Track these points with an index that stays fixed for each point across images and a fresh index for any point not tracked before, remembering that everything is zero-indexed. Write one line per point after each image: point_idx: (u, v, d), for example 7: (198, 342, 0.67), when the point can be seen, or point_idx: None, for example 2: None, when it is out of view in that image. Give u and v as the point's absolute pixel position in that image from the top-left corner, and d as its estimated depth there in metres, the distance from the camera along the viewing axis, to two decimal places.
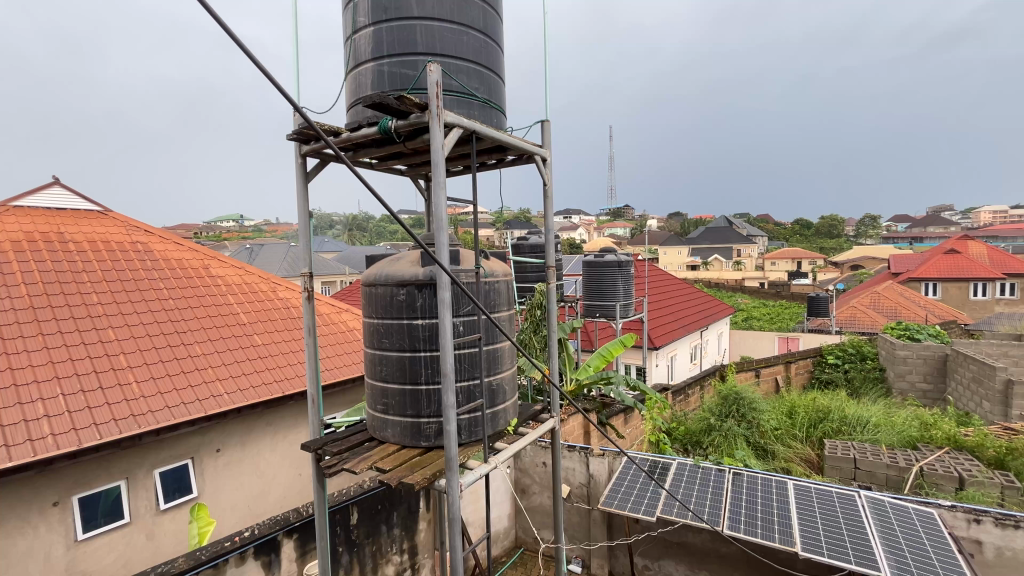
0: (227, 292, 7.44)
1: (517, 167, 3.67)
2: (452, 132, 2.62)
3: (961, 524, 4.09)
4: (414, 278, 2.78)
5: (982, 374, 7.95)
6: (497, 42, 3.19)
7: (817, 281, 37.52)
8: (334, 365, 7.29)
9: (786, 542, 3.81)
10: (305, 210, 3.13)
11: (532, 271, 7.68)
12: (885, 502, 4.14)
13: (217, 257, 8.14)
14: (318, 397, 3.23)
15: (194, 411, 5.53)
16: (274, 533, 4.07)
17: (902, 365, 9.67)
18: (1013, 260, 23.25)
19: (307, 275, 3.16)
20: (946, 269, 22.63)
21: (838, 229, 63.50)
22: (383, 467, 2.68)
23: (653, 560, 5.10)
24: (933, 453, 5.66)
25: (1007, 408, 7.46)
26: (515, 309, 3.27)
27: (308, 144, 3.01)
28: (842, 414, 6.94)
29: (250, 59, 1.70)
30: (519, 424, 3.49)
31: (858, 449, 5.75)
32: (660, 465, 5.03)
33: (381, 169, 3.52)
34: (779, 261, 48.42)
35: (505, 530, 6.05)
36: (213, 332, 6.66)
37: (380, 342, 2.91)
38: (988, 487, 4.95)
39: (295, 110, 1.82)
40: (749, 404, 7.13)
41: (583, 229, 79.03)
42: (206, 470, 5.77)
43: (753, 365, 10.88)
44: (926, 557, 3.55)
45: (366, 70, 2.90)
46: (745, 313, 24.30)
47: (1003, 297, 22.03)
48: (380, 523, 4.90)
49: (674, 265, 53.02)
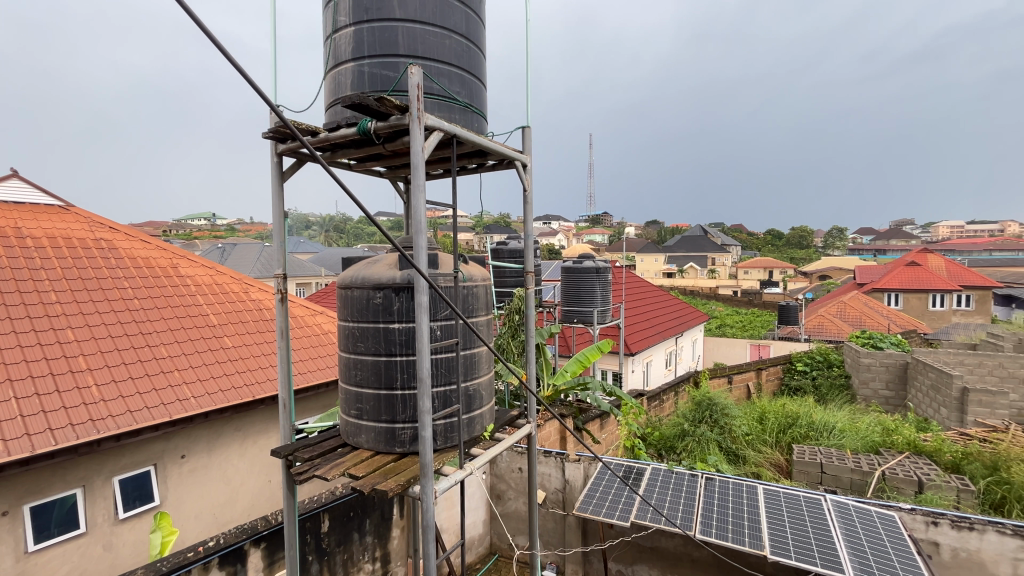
0: (196, 292, 7.21)
1: (497, 171, 3.67)
2: (433, 135, 2.59)
3: (920, 526, 4.24)
4: (391, 281, 2.75)
5: (940, 381, 8.27)
6: (479, 47, 3.20)
7: (787, 290, 38.70)
8: (307, 368, 7.13)
9: (755, 545, 3.87)
10: (280, 210, 3.06)
11: (511, 276, 7.74)
12: (849, 506, 4.28)
13: (187, 255, 7.86)
14: (290, 402, 3.14)
15: (158, 415, 5.32)
16: (241, 542, 3.93)
17: (866, 372, 10.00)
18: (969, 272, 24.37)
19: (280, 276, 3.08)
20: (907, 280, 23.69)
21: (808, 240, 65.76)
22: (356, 474, 2.62)
23: (627, 565, 5.13)
24: (894, 458, 5.83)
25: (963, 415, 7.82)
26: (493, 314, 3.25)
27: (284, 142, 2.95)
28: (810, 420, 7.17)
29: (226, 56, 1.66)
30: (498, 428, 3.48)
31: (824, 453, 5.92)
32: (635, 470, 5.08)
33: (360, 170, 3.48)
34: (751, 270, 49.66)
35: (480, 537, 6.01)
36: (179, 334, 6.43)
37: (355, 346, 2.86)
38: (946, 491, 5.16)
39: (271, 110, 1.76)
40: (722, 410, 7.28)
41: (562, 236, 79.60)
42: (169, 477, 5.56)
43: (725, 372, 11.13)
44: (889, 559, 3.64)
45: (346, 70, 2.87)
46: (718, 320, 24.88)
47: (957, 308, 23.25)
48: (352, 531, 4.80)
49: (650, 273, 53.84)
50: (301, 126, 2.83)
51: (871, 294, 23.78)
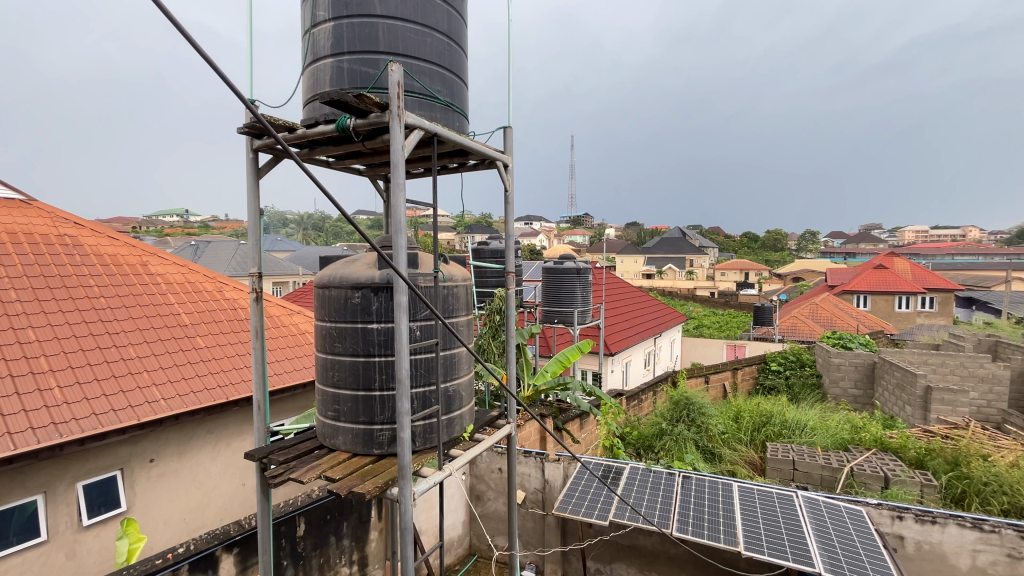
0: (167, 291, 7.00)
1: (478, 171, 3.66)
2: (414, 133, 2.57)
3: (886, 520, 4.39)
4: (370, 280, 2.71)
5: (905, 380, 8.57)
6: (461, 46, 3.18)
7: (762, 292, 39.65)
8: (283, 369, 6.99)
9: (730, 541, 3.94)
10: (256, 207, 2.99)
11: (492, 276, 7.76)
12: (820, 502, 4.39)
13: (158, 253, 7.62)
14: (265, 404, 3.07)
15: (125, 418, 5.14)
16: (212, 548, 3.83)
17: (836, 372, 10.29)
18: (932, 275, 25.32)
19: (255, 275, 3.00)
20: (875, 282, 24.54)
21: (782, 243, 67.57)
22: (333, 476, 2.58)
23: (605, 563, 5.17)
24: (862, 455, 6.02)
25: (927, 412, 8.12)
26: (473, 314, 3.24)
27: (260, 138, 2.88)
28: (783, 418, 7.35)
29: (197, 49, 1.61)
30: (477, 429, 3.46)
31: (796, 451, 6.08)
32: (614, 469, 5.13)
33: (338, 168, 3.42)
34: (727, 271, 50.65)
35: (459, 538, 5.99)
36: (149, 334, 6.23)
37: (333, 347, 2.81)
38: (910, 486, 5.34)
39: (244, 106, 1.73)
40: (699, 409, 7.39)
41: (544, 236, 79.93)
42: (137, 482, 5.38)
43: (702, 371, 11.33)
44: (859, 560, 3.69)
45: (325, 66, 2.83)
46: (695, 320, 25.37)
47: (922, 309, 24.16)
48: (328, 534, 4.73)
49: (630, 274, 54.56)
50: (278, 122, 2.77)
51: (841, 296, 24.56)
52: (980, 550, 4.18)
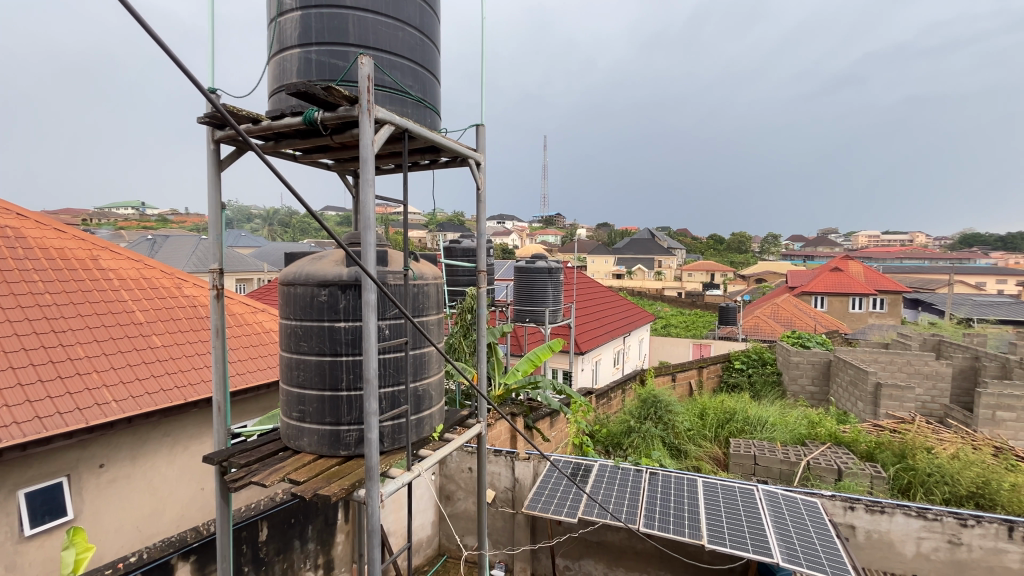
0: (120, 288, 6.65)
1: (450, 168, 3.62)
2: (384, 128, 2.52)
3: (839, 511, 4.60)
4: (338, 278, 2.65)
5: (857, 377, 9.00)
6: (433, 42, 3.14)
7: (726, 292, 40.90)
8: (246, 369, 6.75)
9: (694, 535, 4.04)
10: (217, 200, 2.87)
11: (463, 275, 7.74)
12: (779, 495, 4.57)
13: (110, 248, 7.21)
14: (225, 405, 2.96)
15: (72, 422, 4.85)
16: (167, 556, 3.66)
17: (795, 370, 10.70)
18: (884, 277, 26.66)
19: (216, 271, 2.88)
20: (831, 284, 25.70)
21: (746, 245, 70.17)
22: (297, 479, 2.50)
23: (574, 560, 5.23)
24: (818, 449, 6.29)
25: (877, 407, 8.57)
26: (444, 313, 3.21)
27: (222, 129, 2.77)
28: (745, 415, 7.59)
29: (153, 36, 1.53)
30: (448, 428, 3.43)
31: (757, 446, 6.29)
32: (583, 467, 5.20)
33: (305, 162, 3.33)
34: (694, 272, 51.92)
35: (428, 538, 5.93)
36: (99, 333, 5.91)
37: (298, 345, 2.73)
38: (861, 477, 5.63)
39: (204, 98, 1.65)
40: (666, 407, 7.55)
41: (516, 236, 80.08)
42: (86, 489, 5.09)
43: (669, 370, 11.63)
44: (818, 556, 3.77)
45: (291, 56, 2.74)
46: (663, 320, 25.91)
47: (874, 310, 25.45)
48: (293, 538, 4.60)
49: (601, 274, 55.33)
50: (240, 113, 2.66)
51: (800, 297, 25.60)
52: (924, 537, 4.44)
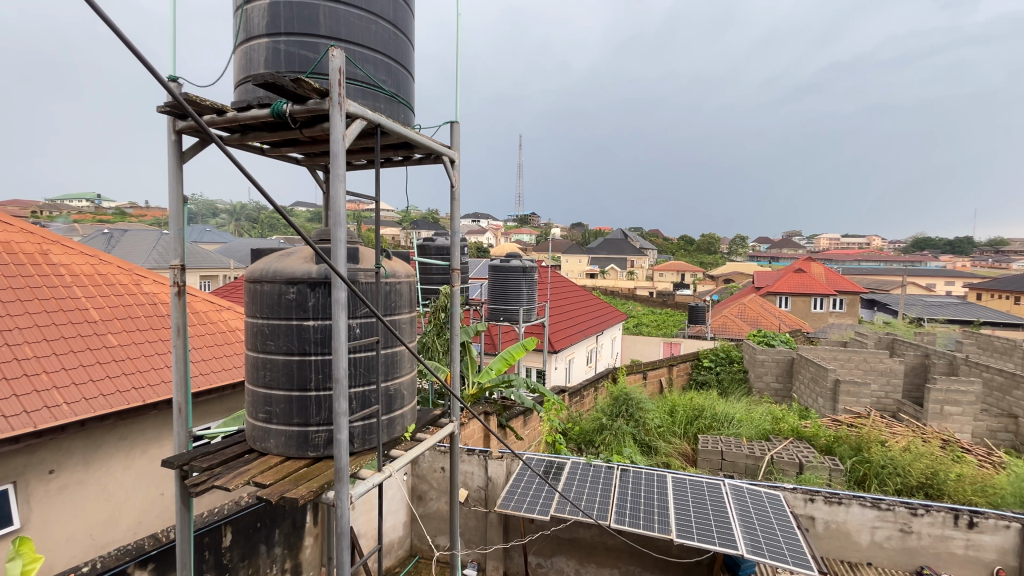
0: (73, 284, 6.30)
1: (424, 165, 3.57)
2: (356, 123, 2.47)
3: (800, 503, 4.79)
4: (307, 276, 2.58)
5: (818, 374, 9.36)
6: (407, 36, 3.09)
7: (696, 292, 41.88)
8: (209, 369, 6.51)
9: (663, 530, 4.12)
10: (178, 193, 2.74)
11: (437, 273, 7.68)
12: (744, 489, 4.73)
13: (61, 242, 6.83)
14: (187, 406, 2.84)
15: (19, 425, 4.58)
16: (122, 565, 3.50)
17: (760, 367, 11.05)
18: (843, 279, 27.84)
19: (177, 267, 2.76)
20: (794, 285, 26.67)
21: (715, 245, 72.05)
22: (263, 482, 2.43)
23: (546, 557, 5.26)
24: (781, 444, 6.51)
25: (835, 403, 8.93)
26: (416, 311, 3.16)
27: (184, 120, 2.66)
28: (713, 412, 7.79)
29: (106, 21, 1.45)
30: (420, 428, 3.39)
31: (724, 442, 6.48)
32: (555, 465, 5.24)
33: (273, 155, 3.23)
34: (665, 272, 52.89)
35: (399, 539, 5.87)
36: (49, 331, 5.58)
37: (265, 345, 2.65)
38: (820, 470, 5.88)
39: (162, 87, 1.57)
40: (637, 405, 7.68)
41: (491, 235, 79.97)
42: (34, 497, 4.81)
43: (640, 368, 11.87)
44: (779, 546, 3.91)
45: (259, 46, 2.65)
46: (635, 319, 26.35)
47: (834, 310, 26.54)
48: (258, 543, 4.47)
49: (575, 274, 55.78)
50: (204, 103, 2.56)
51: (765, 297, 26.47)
52: (878, 526, 4.66)
